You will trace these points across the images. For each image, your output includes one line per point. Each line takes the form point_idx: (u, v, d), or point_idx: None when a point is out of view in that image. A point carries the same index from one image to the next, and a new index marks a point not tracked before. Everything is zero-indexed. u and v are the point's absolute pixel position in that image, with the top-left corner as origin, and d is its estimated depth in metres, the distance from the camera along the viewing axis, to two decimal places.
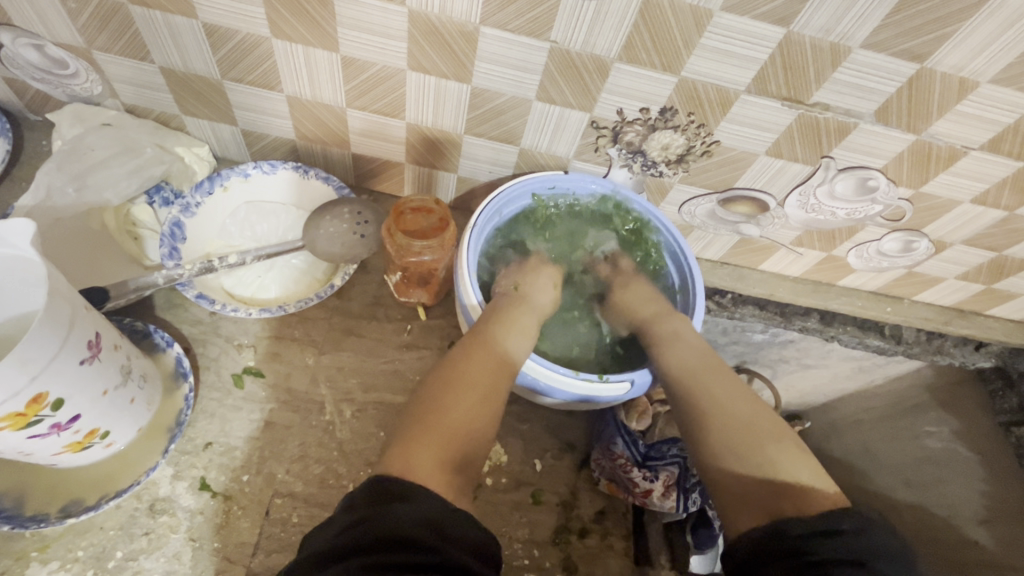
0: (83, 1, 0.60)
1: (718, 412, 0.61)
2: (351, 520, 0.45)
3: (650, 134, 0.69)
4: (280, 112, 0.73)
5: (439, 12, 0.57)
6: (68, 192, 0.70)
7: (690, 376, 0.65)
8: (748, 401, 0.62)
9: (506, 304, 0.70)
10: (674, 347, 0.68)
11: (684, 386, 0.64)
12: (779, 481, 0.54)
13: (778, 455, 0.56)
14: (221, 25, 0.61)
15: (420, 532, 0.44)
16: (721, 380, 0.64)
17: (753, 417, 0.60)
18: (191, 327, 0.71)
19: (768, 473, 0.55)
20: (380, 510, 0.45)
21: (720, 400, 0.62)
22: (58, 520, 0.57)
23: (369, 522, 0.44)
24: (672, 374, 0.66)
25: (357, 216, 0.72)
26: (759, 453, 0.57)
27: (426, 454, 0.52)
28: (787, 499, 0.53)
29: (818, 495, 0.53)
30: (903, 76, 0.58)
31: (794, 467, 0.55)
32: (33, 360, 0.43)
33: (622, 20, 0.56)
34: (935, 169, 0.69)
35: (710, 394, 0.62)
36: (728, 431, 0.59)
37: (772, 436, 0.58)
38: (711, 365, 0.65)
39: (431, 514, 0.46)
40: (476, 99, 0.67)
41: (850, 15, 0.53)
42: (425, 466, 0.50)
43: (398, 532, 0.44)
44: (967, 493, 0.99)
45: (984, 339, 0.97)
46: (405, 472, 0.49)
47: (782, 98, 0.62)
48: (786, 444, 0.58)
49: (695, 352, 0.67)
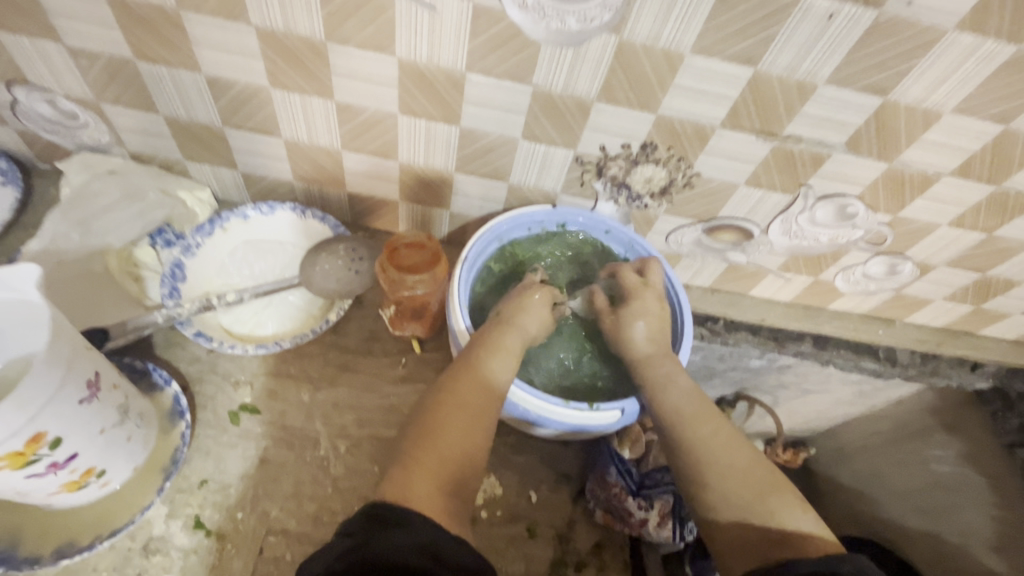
0: (94, 58, 0.64)
1: (712, 460, 0.60)
2: (345, 548, 0.44)
3: (632, 168, 0.72)
4: (278, 155, 0.76)
5: (426, 61, 0.61)
6: (72, 237, 0.75)
7: (684, 420, 0.64)
8: (744, 448, 0.61)
9: (494, 328, 0.68)
10: (666, 390, 0.66)
11: (676, 431, 0.64)
12: (777, 531, 0.55)
13: (778, 506, 0.56)
14: (223, 77, 0.65)
15: (417, 559, 0.43)
16: (714, 425, 0.63)
17: (749, 466, 0.59)
18: (189, 365, 0.73)
19: (768, 522, 0.55)
20: (376, 537, 0.45)
21: (713, 448, 0.61)
22: (51, 562, 0.58)
23: (364, 548, 0.44)
24: (665, 418, 0.65)
25: (351, 253, 0.76)
26: (759, 503, 0.57)
27: (419, 481, 0.53)
28: (786, 548, 0.53)
29: (817, 544, 0.53)
30: (869, 109, 0.61)
31: (793, 516, 0.56)
32: (32, 400, 0.44)
33: (598, 65, 0.59)
34: (910, 194, 0.71)
35: (705, 442, 0.62)
36: (724, 480, 0.59)
37: (770, 485, 0.58)
38: (704, 411, 0.64)
39: (426, 540, 0.45)
40: (465, 139, 0.70)
41: (812, 55, 0.56)
42: (418, 493, 0.52)
43: (395, 560, 0.43)
44: (979, 519, 0.98)
45: (980, 359, 0.96)
46: (400, 500, 0.50)
47: (757, 132, 0.65)
48: (785, 493, 0.58)
49: (688, 397, 0.65)
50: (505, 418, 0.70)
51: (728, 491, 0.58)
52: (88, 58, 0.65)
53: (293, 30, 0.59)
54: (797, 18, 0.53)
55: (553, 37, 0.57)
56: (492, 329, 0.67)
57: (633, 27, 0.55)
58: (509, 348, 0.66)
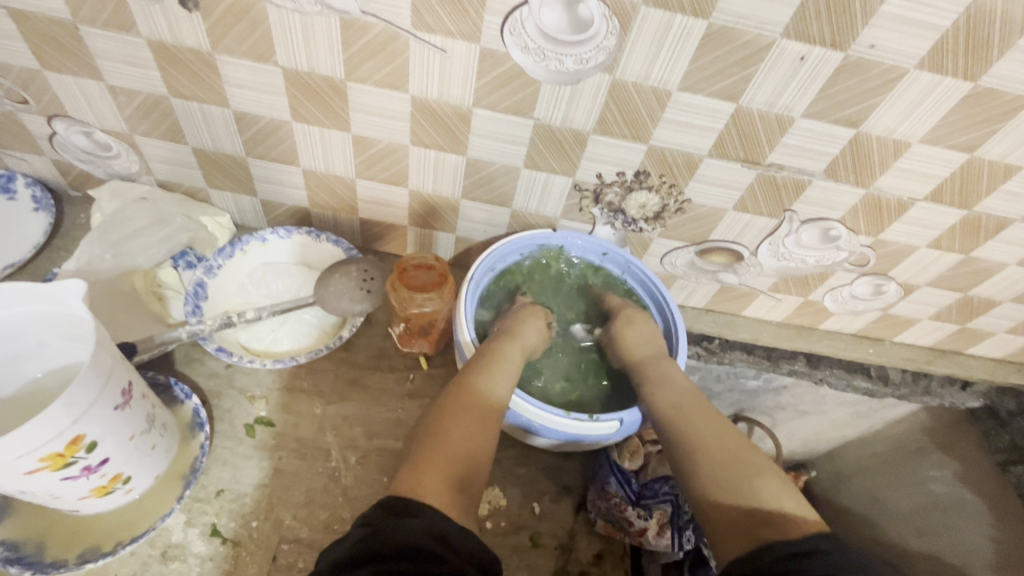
0: (131, 96, 0.70)
1: (705, 448, 0.64)
2: (362, 534, 0.48)
3: (627, 194, 0.77)
4: (296, 183, 0.81)
5: (437, 97, 0.66)
6: (105, 258, 0.79)
7: (679, 414, 0.69)
8: (733, 438, 0.65)
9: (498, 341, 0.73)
10: (662, 386, 0.72)
11: (670, 426, 0.69)
12: (765, 511, 0.57)
13: (764, 487, 0.59)
14: (248, 112, 0.71)
15: (428, 542, 0.47)
16: (706, 418, 0.68)
17: (738, 452, 0.63)
18: (207, 380, 0.76)
19: (755, 504, 0.58)
20: (390, 524, 0.48)
21: (705, 437, 0.66)
22: (77, 565, 0.60)
23: (378, 535, 0.47)
24: (661, 413, 0.70)
25: (364, 274, 0.80)
26: (745, 486, 0.60)
27: (429, 475, 0.55)
28: (772, 526, 0.55)
29: (802, 522, 0.55)
30: (843, 139, 0.66)
31: (779, 497, 0.58)
32: (77, 404, 0.48)
33: (594, 100, 0.65)
34: (888, 218, 0.76)
35: (697, 432, 0.66)
36: (715, 466, 0.62)
37: (756, 469, 0.61)
38: (697, 404, 0.69)
39: (436, 527, 0.49)
40: (471, 168, 0.76)
41: (788, 91, 0.61)
42: (428, 486, 0.54)
43: (409, 542, 0.47)
44: (976, 539, 0.99)
45: (968, 378, 1.00)
46: (411, 493, 0.53)
47: (742, 160, 0.70)
48: (771, 477, 0.61)
49: (682, 392, 0.71)
50: (508, 428, 0.74)
51: (716, 479, 0.61)
52: (126, 95, 0.70)
53: (316, 70, 0.65)
54: (772, 59, 0.58)
55: (552, 76, 0.62)
56: (495, 341, 0.73)
57: (625, 67, 0.61)
58: (510, 359, 0.71)
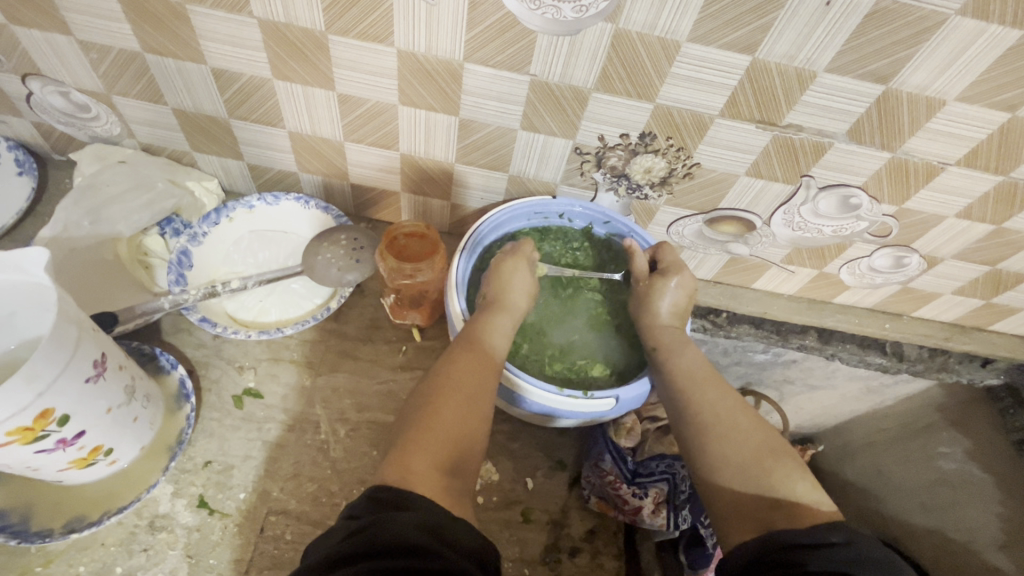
0: (104, 52, 0.66)
1: (715, 421, 0.62)
2: (352, 529, 0.46)
3: (631, 158, 0.72)
4: (284, 146, 0.77)
5: (425, 52, 0.61)
6: (83, 225, 0.76)
7: (693, 383, 0.66)
8: (747, 414, 0.62)
9: (481, 318, 0.69)
10: (680, 353, 0.70)
11: (686, 400, 0.65)
12: (774, 496, 0.55)
13: (778, 469, 0.57)
14: (227, 68, 0.67)
15: (423, 538, 0.44)
16: (721, 392, 0.65)
17: (750, 431, 0.60)
18: (195, 350, 0.75)
19: (766, 488, 0.56)
20: (381, 518, 0.46)
21: (715, 411, 0.63)
22: (62, 535, 0.60)
23: (366, 533, 0.44)
24: (672, 383, 0.68)
25: (353, 243, 0.76)
26: (755, 466, 0.57)
27: (418, 461, 0.53)
28: (783, 514, 0.53)
29: (813, 512, 0.53)
30: (870, 97, 0.60)
31: (789, 479, 0.56)
32: (40, 377, 0.46)
33: (595, 53, 0.59)
34: (915, 185, 0.70)
35: (709, 405, 0.64)
36: (729, 444, 0.60)
37: (770, 449, 0.59)
38: (714, 379, 0.67)
39: (426, 519, 0.46)
40: (464, 130, 0.71)
41: (810, 42, 0.55)
42: (418, 474, 0.52)
43: (399, 539, 0.44)
44: (985, 517, 0.96)
45: (989, 354, 0.94)
46: (402, 481, 0.51)
47: (756, 121, 0.64)
48: (786, 457, 0.58)
49: (700, 362, 0.69)
50: (530, 416, 0.72)
51: (730, 457, 0.59)
52: (99, 51, 0.66)
53: (294, 22, 0.60)
54: (794, 4, 0.52)
55: (549, 26, 0.57)
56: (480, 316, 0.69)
57: (629, 15, 0.55)
58: (500, 335, 0.68)
